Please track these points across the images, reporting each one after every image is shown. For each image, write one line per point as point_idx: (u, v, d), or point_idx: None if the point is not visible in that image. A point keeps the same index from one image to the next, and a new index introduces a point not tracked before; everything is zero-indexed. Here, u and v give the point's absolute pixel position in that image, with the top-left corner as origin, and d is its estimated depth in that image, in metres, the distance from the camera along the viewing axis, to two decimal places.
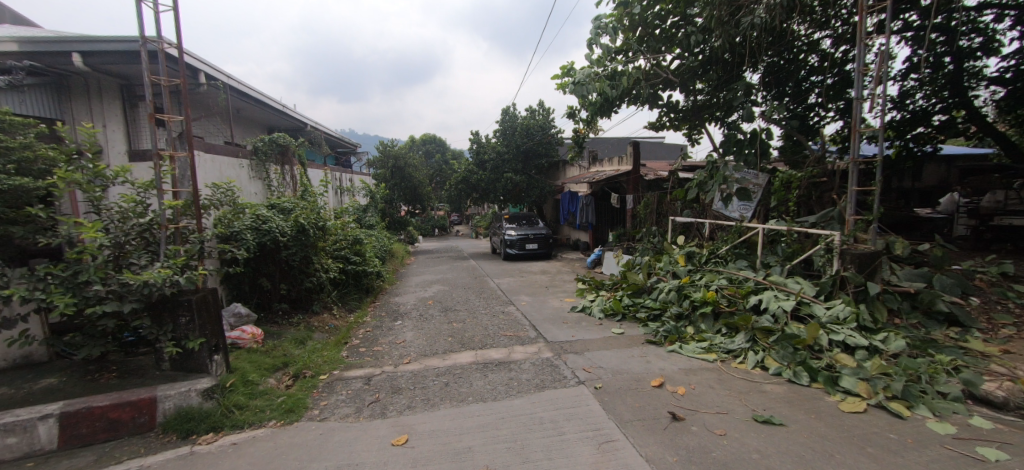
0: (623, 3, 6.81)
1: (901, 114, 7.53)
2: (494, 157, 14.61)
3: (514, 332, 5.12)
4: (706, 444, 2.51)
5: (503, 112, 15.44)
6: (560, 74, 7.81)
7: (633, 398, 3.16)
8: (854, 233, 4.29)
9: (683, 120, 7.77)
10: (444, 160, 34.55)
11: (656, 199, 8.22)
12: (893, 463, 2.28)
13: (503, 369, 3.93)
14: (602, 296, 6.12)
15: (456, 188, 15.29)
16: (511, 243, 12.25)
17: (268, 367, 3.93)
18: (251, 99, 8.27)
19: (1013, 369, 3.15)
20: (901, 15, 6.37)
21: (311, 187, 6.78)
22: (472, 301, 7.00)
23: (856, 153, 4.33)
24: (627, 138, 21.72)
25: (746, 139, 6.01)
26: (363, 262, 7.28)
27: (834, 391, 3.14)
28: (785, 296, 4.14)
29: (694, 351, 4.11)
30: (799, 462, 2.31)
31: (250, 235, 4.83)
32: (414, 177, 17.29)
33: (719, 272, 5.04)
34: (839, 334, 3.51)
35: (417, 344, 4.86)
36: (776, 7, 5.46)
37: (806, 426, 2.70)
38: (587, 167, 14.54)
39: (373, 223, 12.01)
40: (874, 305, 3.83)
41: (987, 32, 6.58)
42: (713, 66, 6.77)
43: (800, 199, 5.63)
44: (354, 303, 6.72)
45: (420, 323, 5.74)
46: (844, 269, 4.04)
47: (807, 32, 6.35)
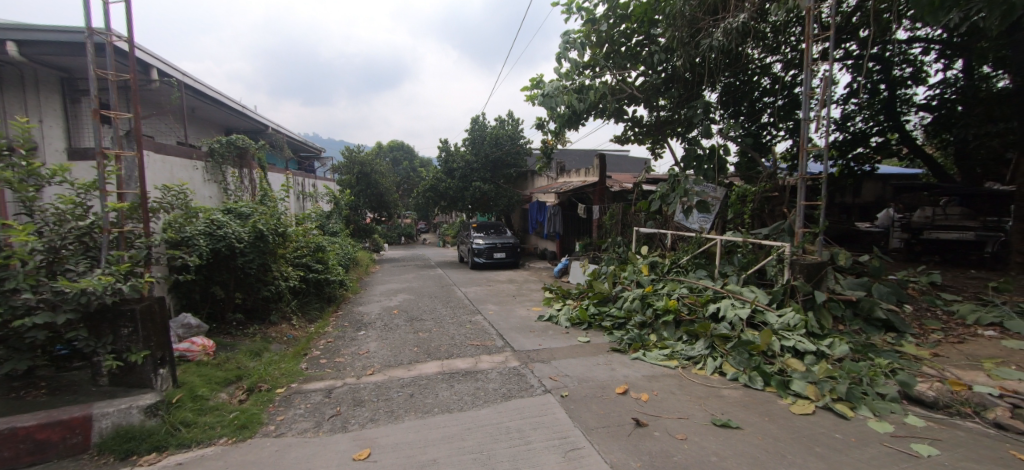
0: (591, 20, 7.05)
1: (844, 135, 8.13)
2: (462, 166, 14.56)
3: (480, 341, 5.09)
4: (668, 449, 2.57)
5: (472, 120, 15.54)
6: (530, 86, 7.97)
7: (598, 405, 3.20)
8: (803, 244, 4.53)
9: (646, 135, 8.05)
10: (412, 168, 34.15)
11: (621, 210, 8.44)
12: (837, 462, 2.42)
13: (469, 379, 3.90)
14: (568, 305, 6.19)
15: (424, 196, 15.03)
16: (479, 251, 12.18)
17: (219, 380, 3.72)
18: (207, 98, 7.90)
19: (941, 370, 3.43)
20: (842, 45, 6.87)
21: (271, 192, 6.51)
22: (438, 310, 6.90)
23: (804, 170, 4.60)
24: (594, 150, 22.29)
25: (705, 154, 6.33)
26: (326, 270, 7.05)
27: (786, 395, 3.31)
28: (741, 303, 4.34)
29: (656, 358, 4.22)
30: (755, 463, 2.40)
31: (203, 241, 4.59)
32: (380, 183, 16.98)
33: (681, 281, 5.22)
34: (790, 340, 3.71)
35: (381, 354, 4.74)
36: (732, 32, 5.80)
37: (761, 428, 2.83)
38: (555, 177, 14.80)
39: (337, 230, 11.66)
40: (821, 312, 4.08)
41: (916, 63, 7.26)
42: (675, 84, 7.09)
43: (754, 212, 5.87)
44: (315, 313, 6.47)
45: (385, 333, 5.60)
46: (794, 278, 4.28)
47: (760, 56, 6.77)
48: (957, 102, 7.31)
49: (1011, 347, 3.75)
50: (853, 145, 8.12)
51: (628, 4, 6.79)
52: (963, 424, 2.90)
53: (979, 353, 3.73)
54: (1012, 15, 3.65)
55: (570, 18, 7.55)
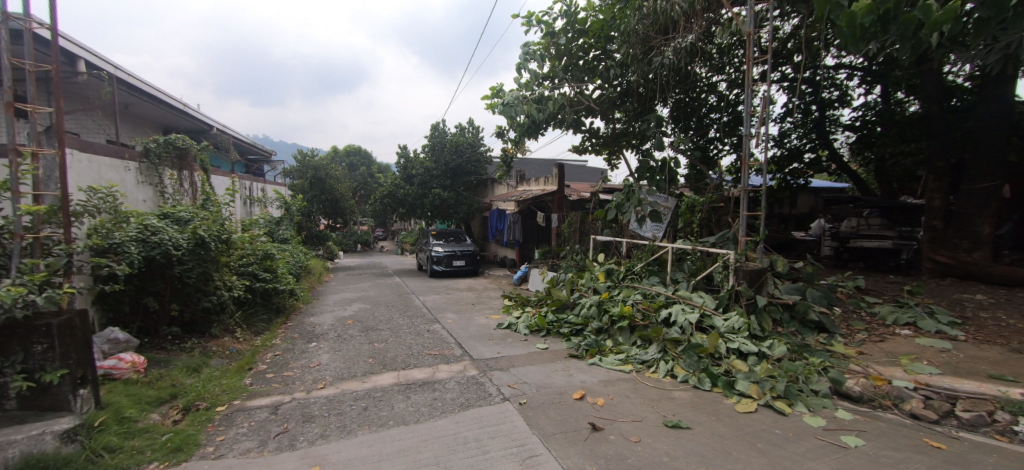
0: (550, 33, 7.24)
1: (781, 151, 8.79)
2: (422, 172, 14.36)
3: (438, 351, 5.00)
4: (622, 451, 2.64)
5: (432, 127, 15.45)
6: (490, 95, 8.05)
7: (556, 412, 3.24)
8: (746, 251, 4.83)
9: (603, 146, 8.31)
10: (369, 173, 33.28)
11: (579, 218, 8.64)
12: (776, 456, 2.57)
13: (426, 389, 3.82)
14: (527, 312, 6.22)
15: (381, 203, 14.62)
16: (438, 259, 12.01)
17: (151, 400, 3.42)
18: (143, 94, 7.35)
19: (866, 367, 3.75)
20: (779, 68, 7.47)
21: (214, 196, 6.12)
22: (395, 320, 6.72)
23: (747, 182, 4.88)
24: (553, 159, 22.74)
25: (658, 166, 6.74)
26: (274, 279, 6.69)
27: (731, 394, 3.49)
28: (691, 308, 4.54)
29: (612, 363, 4.33)
30: (704, 462, 2.51)
31: (135, 248, 4.23)
32: (335, 189, 16.41)
33: (635, 287, 5.39)
34: (734, 342, 3.93)
35: (334, 366, 4.54)
36: (682, 51, 6.12)
37: (709, 427, 2.96)
38: (514, 186, 14.92)
39: (287, 237, 11.11)
40: (762, 315, 4.35)
41: (842, 87, 8.00)
42: (630, 99, 7.39)
43: (702, 221, 6.19)
44: (262, 325, 6.10)
45: (338, 345, 5.37)
46: (738, 284, 4.52)
47: (707, 75, 7.19)
48: (876, 124, 8.09)
49: (923, 345, 4.16)
50: (789, 161, 8.79)
51: (585, 19, 7.07)
52: (884, 415, 3.19)
53: (896, 350, 4.11)
54: (919, 49, 4.10)
55: (531, 30, 7.73)
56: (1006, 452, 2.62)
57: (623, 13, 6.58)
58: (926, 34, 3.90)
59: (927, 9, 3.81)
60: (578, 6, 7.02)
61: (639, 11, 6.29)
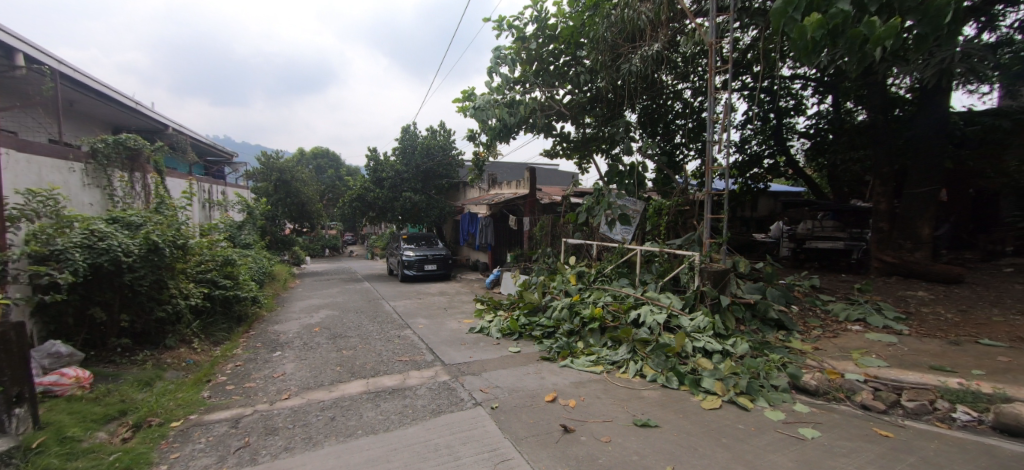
0: (521, 38, 7.30)
1: (742, 157, 9.17)
2: (392, 175, 14.12)
3: (409, 357, 4.92)
4: (593, 452, 2.67)
5: (403, 129, 15.27)
6: (461, 98, 8.04)
7: (528, 415, 3.24)
8: (710, 253, 5.02)
9: (574, 150, 8.43)
10: (337, 176, 32.46)
11: (551, 221, 8.71)
12: (740, 450, 2.67)
13: (397, 396, 3.74)
14: (499, 316, 6.21)
15: (350, 206, 14.26)
16: (409, 264, 11.83)
17: (97, 418, 3.20)
18: (90, 91, 6.90)
19: (821, 362, 3.96)
20: (739, 77, 7.80)
21: (169, 199, 5.80)
22: (364, 326, 6.56)
23: (710, 186, 5.06)
24: (525, 163, 22.84)
25: (626, 171, 6.93)
26: (235, 286, 6.39)
27: (697, 392, 3.60)
28: (659, 309, 4.66)
29: (583, 365, 4.38)
30: (672, 459, 2.57)
31: (80, 254, 3.95)
32: (302, 192, 15.91)
33: (605, 289, 5.48)
34: (700, 341, 4.06)
35: (299, 376, 4.38)
36: (648, 59, 6.30)
37: (676, 425, 3.04)
38: (486, 189, 14.92)
39: (250, 242, 10.67)
40: (725, 315, 4.52)
41: (797, 97, 8.45)
42: (599, 104, 7.55)
43: (669, 224, 6.37)
44: (221, 334, 5.82)
45: (304, 353, 5.19)
46: (703, 284, 4.67)
47: (673, 83, 7.39)
48: (828, 131, 8.58)
49: (872, 339, 4.43)
50: (750, 166, 9.18)
51: (555, 25, 7.16)
52: (838, 407, 3.36)
53: (848, 345, 4.36)
54: (865, 62, 4.37)
55: (502, 34, 7.78)
56: (946, 438, 2.81)
57: (592, 20, 6.71)
58: (871, 48, 4.17)
59: (871, 25, 4.08)
60: (548, 12, 7.12)
61: (607, 19, 6.45)
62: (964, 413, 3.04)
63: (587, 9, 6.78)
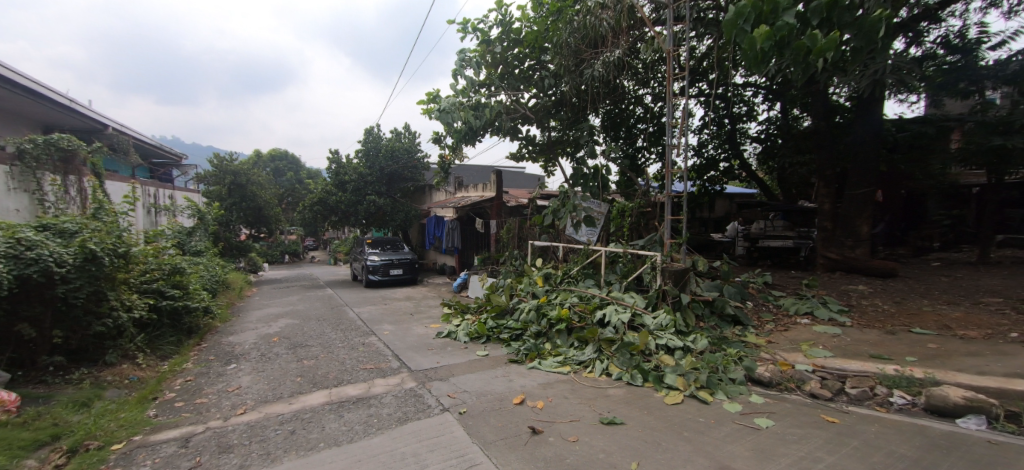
0: (485, 41, 7.32)
1: (700, 160, 9.57)
2: (355, 178, 13.75)
3: (374, 364, 4.80)
4: (561, 452, 2.69)
5: (366, 131, 14.94)
6: (425, 100, 7.96)
7: (496, 418, 3.23)
8: (671, 253, 5.20)
9: (539, 153, 8.50)
10: (297, 179, 31.27)
11: (517, 224, 8.74)
12: (700, 442, 2.77)
13: (361, 406, 3.63)
14: (467, 320, 6.16)
15: (311, 210, 13.76)
16: (373, 269, 11.55)
17: (25, 444, 2.92)
18: (15, 87, 6.33)
19: (773, 354, 4.19)
20: (696, 84, 8.14)
21: (109, 204, 5.39)
22: (327, 334, 6.33)
23: (669, 189, 5.25)
24: (491, 166, 22.90)
25: (590, 174, 7.09)
26: (184, 296, 6.02)
27: (660, 388, 3.71)
28: (623, 308, 4.78)
29: (551, 365, 4.42)
30: (637, 454, 2.63)
31: (3, 265, 3.58)
32: (258, 196, 15.24)
33: (571, 290, 5.57)
34: (662, 338, 4.19)
35: (256, 389, 4.18)
36: (610, 65, 6.47)
37: (640, 421, 3.12)
38: (453, 192, 14.82)
39: (201, 249, 10.09)
40: (686, 312, 4.69)
41: (749, 103, 8.92)
42: (564, 108, 7.68)
43: (632, 225, 6.55)
44: (169, 348, 5.46)
45: (261, 365, 4.95)
46: (665, 283, 4.83)
47: (634, 88, 7.64)
48: (777, 137, 9.11)
49: (819, 331, 4.72)
50: (707, 170, 9.58)
51: (520, 29, 7.22)
52: (789, 397, 3.56)
53: (798, 338, 4.63)
54: (808, 72, 4.67)
55: (466, 37, 7.78)
56: (884, 421, 3.03)
57: (555, 25, 6.81)
58: (813, 59, 4.44)
59: (813, 38, 4.35)
60: (512, 16, 7.17)
61: (570, 25, 6.55)
62: (900, 397, 3.30)
63: (551, 14, 6.91)
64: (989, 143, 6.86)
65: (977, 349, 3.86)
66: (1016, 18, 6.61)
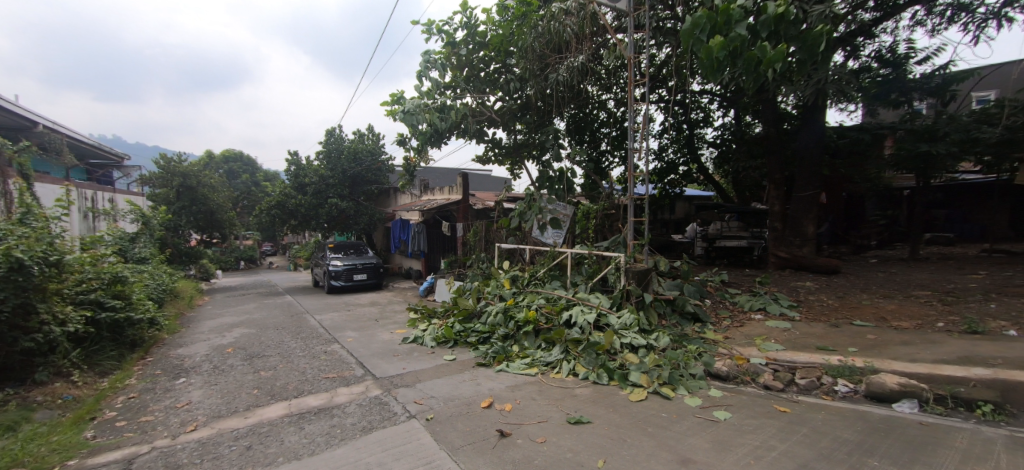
0: (450, 43, 7.26)
1: (660, 164, 9.92)
2: (316, 181, 13.35)
3: (337, 373, 4.65)
4: (529, 454, 2.70)
5: (327, 132, 14.52)
6: (390, 101, 7.81)
7: (463, 423, 3.20)
8: (634, 254, 5.33)
9: (505, 156, 8.54)
10: (253, 181, 29.88)
11: (484, 227, 8.72)
12: (662, 437, 2.86)
13: (323, 417, 3.50)
14: (433, 325, 6.08)
15: (268, 214, 13.11)
16: (336, 274, 11.20)
17: None
18: None
19: (730, 349, 4.39)
20: (656, 90, 8.44)
21: (38, 208, 4.94)
22: (286, 344, 6.07)
23: (632, 191, 5.39)
24: (457, 169, 22.79)
25: (556, 176, 7.24)
26: (126, 307, 5.58)
27: (625, 386, 3.79)
28: (588, 309, 4.87)
29: (518, 368, 4.43)
30: (604, 452, 2.68)
31: None
32: (211, 199, 14.36)
33: (538, 292, 5.61)
34: (626, 337, 4.31)
35: (208, 403, 3.94)
36: (574, 70, 6.60)
37: (606, 419, 3.18)
38: (418, 195, 14.62)
39: (146, 256, 9.43)
40: (649, 311, 4.84)
41: (706, 110, 9.34)
42: (529, 112, 7.75)
43: (597, 227, 6.70)
44: (110, 363, 5.06)
45: (214, 378, 4.68)
46: (628, 284, 4.96)
47: (598, 93, 7.81)
48: (732, 142, 9.58)
49: (771, 326, 4.98)
50: (667, 173, 9.94)
51: (485, 33, 7.23)
52: (745, 389, 3.73)
53: (752, 333, 4.87)
54: (759, 81, 4.93)
55: (431, 39, 7.71)
56: (830, 409, 3.24)
57: (520, 30, 6.85)
58: (764, 69, 4.68)
59: (763, 49, 4.60)
60: (477, 19, 7.17)
61: (534, 29, 6.63)
62: (843, 385, 3.53)
63: (516, 19, 6.84)
64: (917, 149, 7.50)
65: (909, 338, 4.20)
66: (938, 36, 7.28)
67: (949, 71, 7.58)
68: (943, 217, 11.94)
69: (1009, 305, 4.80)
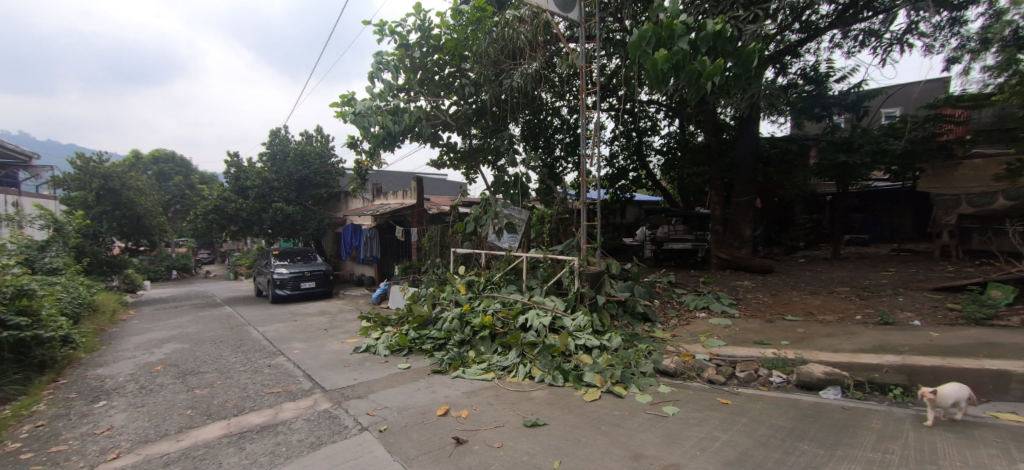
0: (403, 45, 7.15)
1: (611, 170, 10.29)
2: (258, 184, 12.59)
3: (282, 387, 4.40)
4: (486, 460, 2.69)
5: (271, 132, 13.79)
6: (340, 103, 7.54)
7: (419, 432, 3.14)
8: (587, 257, 5.48)
9: (461, 161, 8.50)
10: (187, 184, 27.69)
11: (439, 232, 8.61)
12: (616, 434, 2.95)
13: (267, 435, 3.29)
14: (387, 332, 5.91)
15: (204, 219, 12.17)
16: (281, 282, 10.59)
17: None
18: None
19: (677, 347, 4.61)
20: (607, 99, 8.73)
21: None
22: (225, 358, 5.66)
23: (585, 196, 5.52)
24: (411, 173, 22.39)
25: (511, 181, 7.25)
26: (34, 324, 4.97)
27: (580, 387, 3.88)
28: (544, 312, 4.93)
29: (475, 373, 4.40)
30: (559, 453, 2.72)
31: None
32: (136, 203, 12.97)
33: (494, 297, 5.61)
34: (581, 339, 4.41)
35: (133, 428, 3.59)
36: (528, 77, 6.68)
37: (562, 421, 3.23)
38: (371, 199, 14.20)
39: (59, 266, 8.46)
40: (602, 312, 4.99)
41: (653, 119, 9.81)
42: (484, 116, 7.77)
43: (551, 231, 6.83)
44: (12, 388, 4.47)
45: (140, 400, 4.27)
46: (582, 286, 5.08)
47: (552, 100, 7.95)
48: (678, 150, 10.11)
49: (714, 323, 5.29)
50: (617, 179, 10.32)
51: (439, 36, 7.21)
52: (691, 384, 3.94)
53: (697, 330, 5.15)
54: (700, 92, 5.24)
55: (383, 39, 7.56)
56: (766, 399, 3.49)
57: (474, 34, 6.86)
58: (705, 82, 4.98)
59: (703, 63, 4.91)
60: (431, 22, 7.11)
61: (488, 35, 6.65)
62: (777, 376, 3.82)
63: (470, 23, 6.86)
64: (837, 159, 8.29)
65: (833, 330, 4.62)
66: (852, 58, 8.12)
67: (862, 90, 8.47)
68: (859, 220, 13.30)
69: (914, 298, 5.41)
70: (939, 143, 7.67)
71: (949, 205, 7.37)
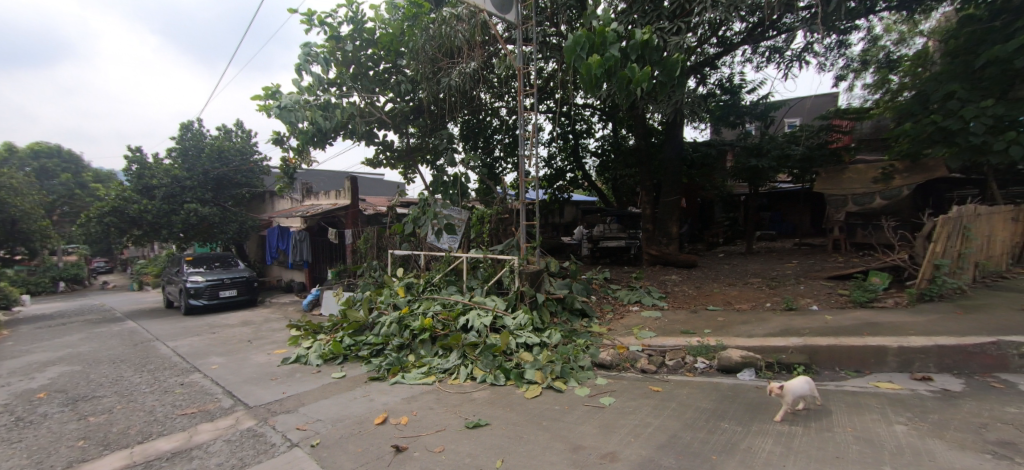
0: (334, 37, 6.80)
1: (549, 171, 10.57)
2: (167, 183, 11.33)
3: (198, 407, 4.00)
4: (425, 466, 2.63)
5: (182, 126, 12.49)
6: (262, 95, 7.01)
7: (355, 444, 3.00)
8: (527, 256, 5.54)
9: (398, 160, 8.25)
10: (77, 182, 24.27)
11: (376, 233, 8.29)
12: (556, 429, 3.02)
13: (179, 462, 2.97)
14: (319, 341, 5.57)
15: (99, 222, 10.70)
16: (196, 292, 9.60)
17: None
18: None
19: (612, 340, 4.83)
20: (544, 101, 8.94)
21: None
22: (127, 379, 5.02)
23: (524, 196, 5.59)
24: (345, 172, 21.40)
25: (450, 182, 7.20)
26: None
27: (522, 384, 3.93)
28: (485, 312, 4.93)
29: (415, 378, 4.30)
30: (501, 452, 2.73)
31: None
32: (11, 205, 11.11)
33: (434, 298, 5.51)
34: (522, 337, 4.47)
35: (6, 467, 3.06)
36: (466, 76, 6.64)
37: (503, 420, 3.25)
38: (300, 200, 13.35)
39: None
40: (541, 310, 5.10)
41: (588, 122, 10.20)
42: (422, 115, 7.63)
43: (491, 231, 6.84)
44: None
45: (15, 434, 3.65)
46: (523, 286, 5.14)
47: (490, 101, 7.97)
48: (611, 152, 10.62)
49: (646, 316, 5.61)
50: (556, 179, 10.61)
51: (373, 30, 6.96)
52: (625, 374, 4.15)
53: (631, 323, 5.44)
54: (631, 98, 5.51)
55: (312, 30, 7.15)
56: (692, 384, 3.76)
57: (410, 31, 6.70)
58: (635, 87, 5.24)
59: (632, 70, 5.16)
60: (364, 15, 6.84)
61: (426, 32, 6.54)
62: (701, 362, 4.13)
63: (406, 19, 6.70)
64: (749, 163, 9.15)
65: (747, 318, 5.09)
66: (761, 71, 9.00)
67: (768, 101, 9.43)
68: (768, 218, 14.78)
69: (813, 286, 6.12)
70: (830, 149, 8.76)
71: (839, 204, 8.35)
